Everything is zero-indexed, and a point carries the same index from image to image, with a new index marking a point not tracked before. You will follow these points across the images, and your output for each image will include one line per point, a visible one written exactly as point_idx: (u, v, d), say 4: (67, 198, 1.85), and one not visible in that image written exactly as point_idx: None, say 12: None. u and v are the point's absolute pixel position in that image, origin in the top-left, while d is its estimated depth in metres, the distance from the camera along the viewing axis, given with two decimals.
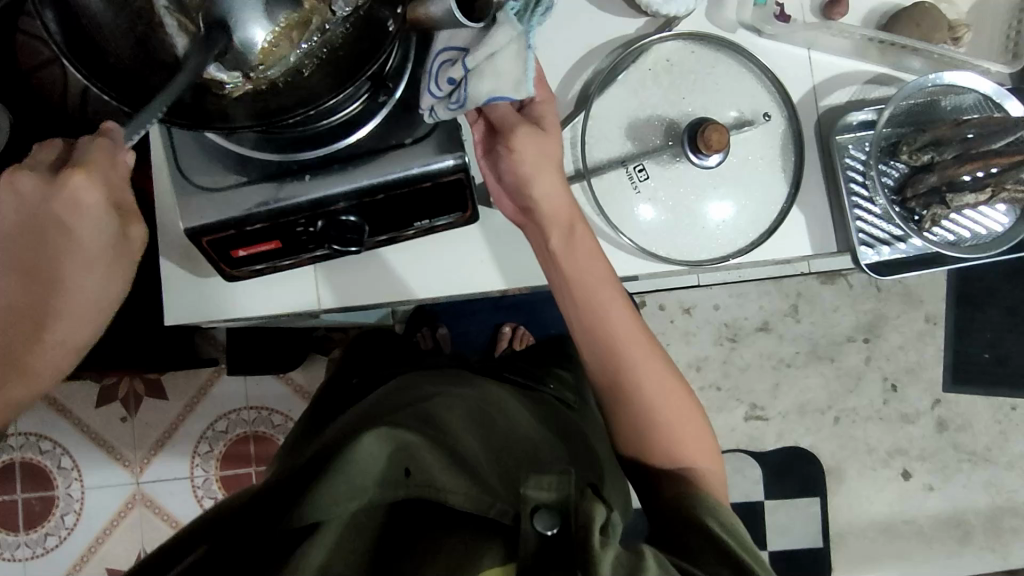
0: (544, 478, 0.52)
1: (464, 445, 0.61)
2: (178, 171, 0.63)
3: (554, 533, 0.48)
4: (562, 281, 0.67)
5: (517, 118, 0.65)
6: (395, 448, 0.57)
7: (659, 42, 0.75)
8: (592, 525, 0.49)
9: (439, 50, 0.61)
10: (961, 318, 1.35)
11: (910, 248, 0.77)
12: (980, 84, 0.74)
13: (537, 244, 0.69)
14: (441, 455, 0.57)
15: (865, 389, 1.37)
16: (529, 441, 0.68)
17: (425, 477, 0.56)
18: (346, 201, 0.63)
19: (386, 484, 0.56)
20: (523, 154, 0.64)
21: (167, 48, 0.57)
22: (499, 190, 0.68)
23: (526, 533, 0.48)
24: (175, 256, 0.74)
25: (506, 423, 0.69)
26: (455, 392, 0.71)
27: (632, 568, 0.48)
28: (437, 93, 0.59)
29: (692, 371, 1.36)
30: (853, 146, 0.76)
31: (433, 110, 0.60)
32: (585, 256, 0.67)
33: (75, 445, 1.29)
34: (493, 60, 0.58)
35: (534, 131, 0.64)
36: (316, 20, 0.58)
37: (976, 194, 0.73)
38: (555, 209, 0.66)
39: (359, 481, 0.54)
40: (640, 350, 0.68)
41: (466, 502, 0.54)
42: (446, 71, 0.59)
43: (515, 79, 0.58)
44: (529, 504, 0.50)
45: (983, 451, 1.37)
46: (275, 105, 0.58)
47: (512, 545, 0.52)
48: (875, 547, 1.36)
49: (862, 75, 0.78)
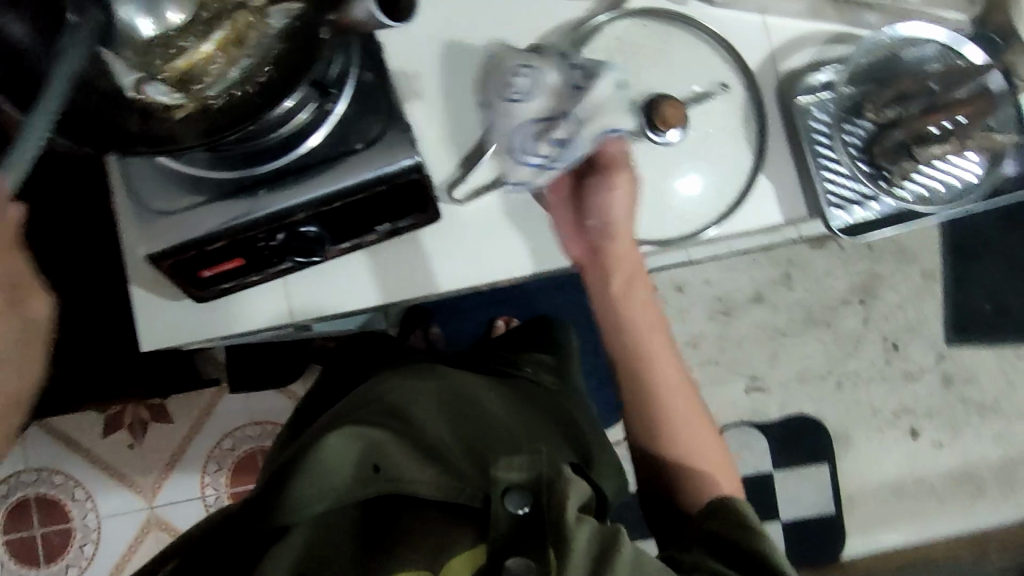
0: (514, 459, 0.51)
1: (427, 433, 0.61)
2: (134, 199, 0.64)
3: (526, 512, 0.48)
4: (618, 321, 0.76)
5: (622, 161, 0.71)
6: (364, 445, 0.57)
7: (609, 22, 0.75)
8: (566, 507, 0.49)
9: (523, 118, 0.69)
10: (957, 270, 1.34)
11: (882, 207, 0.76)
12: (935, 34, 0.72)
13: (596, 287, 0.76)
14: (410, 449, 0.57)
15: (865, 351, 1.36)
16: (505, 426, 0.67)
17: (394, 469, 0.55)
18: (303, 212, 0.63)
19: (356, 481, 0.55)
20: (614, 195, 0.71)
21: (101, 76, 0.54)
22: (574, 233, 0.75)
23: (499, 515, 0.48)
24: (145, 281, 0.73)
25: (480, 411, 0.69)
26: (423, 386, 0.70)
27: (602, 549, 0.49)
28: (541, 154, 0.69)
29: (689, 348, 1.35)
30: (817, 108, 0.74)
31: (535, 171, 0.70)
32: (641, 305, 0.76)
33: (86, 476, 1.30)
34: (595, 114, 0.68)
35: (632, 181, 0.71)
36: (252, 34, 0.55)
37: (941, 145, 0.73)
38: (619, 253, 0.74)
39: (327, 480, 0.54)
40: (662, 347, 0.76)
41: (432, 488, 0.54)
42: (546, 135, 0.68)
43: (619, 123, 0.69)
44: (499, 486, 0.49)
45: (992, 402, 1.36)
46: (222, 122, 0.56)
47: (480, 525, 0.52)
48: (888, 509, 1.35)
49: (820, 35, 0.76)
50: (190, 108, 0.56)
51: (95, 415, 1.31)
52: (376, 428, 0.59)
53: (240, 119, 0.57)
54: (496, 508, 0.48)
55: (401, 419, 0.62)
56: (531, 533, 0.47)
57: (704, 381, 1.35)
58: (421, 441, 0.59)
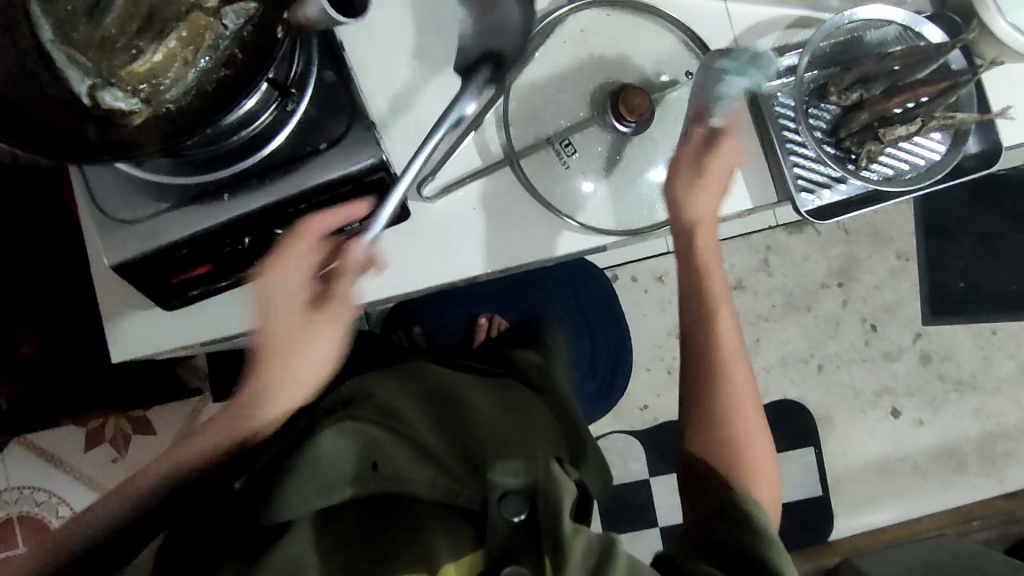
0: (510, 466, 0.53)
1: (419, 433, 0.60)
2: (94, 208, 0.63)
3: (522, 518, 0.48)
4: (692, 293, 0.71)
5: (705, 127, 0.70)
6: (361, 444, 0.57)
7: (572, 13, 0.74)
8: (563, 514, 0.48)
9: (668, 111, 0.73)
10: (932, 250, 1.36)
11: (850, 188, 0.76)
12: (894, 15, 0.73)
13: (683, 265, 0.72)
14: (407, 448, 0.57)
15: (845, 333, 1.37)
16: (496, 425, 0.65)
17: (393, 468, 0.55)
18: (270, 214, 0.62)
19: (354, 479, 0.55)
20: (687, 163, 0.70)
21: (59, 85, 0.56)
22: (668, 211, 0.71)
23: (495, 520, 0.48)
24: (112, 290, 0.72)
25: (469, 408, 0.67)
26: (408, 383, 0.69)
27: (603, 553, 0.47)
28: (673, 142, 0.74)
29: (672, 337, 1.36)
30: (782, 93, 0.75)
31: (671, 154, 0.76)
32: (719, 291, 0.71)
33: (69, 492, 1.28)
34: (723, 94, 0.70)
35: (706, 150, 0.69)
36: (209, 36, 0.56)
37: (906, 125, 0.72)
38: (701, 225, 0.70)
39: (326, 477, 0.54)
40: (733, 342, 0.70)
41: (428, 488, 0.54)
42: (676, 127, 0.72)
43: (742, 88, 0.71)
44: (497, 492, 0.50)
45: (970, 378, 1.37)
46: (177, 125, 0.55)
47: (479, 530, 0.53)
48: (872, 488, 1.36)
49: (783, 20, 0.76)
50: (147, 113, 0.56)
51: (75, 429, 1.28)
52: (372, 425, 0.58)
53: (193, 122, 0.55)
54: (492, 513, 0.49)
55: (392, 415, 0.61)
56: (525, 545, 0.47)
57: None
58: (417, 438, 0.59)
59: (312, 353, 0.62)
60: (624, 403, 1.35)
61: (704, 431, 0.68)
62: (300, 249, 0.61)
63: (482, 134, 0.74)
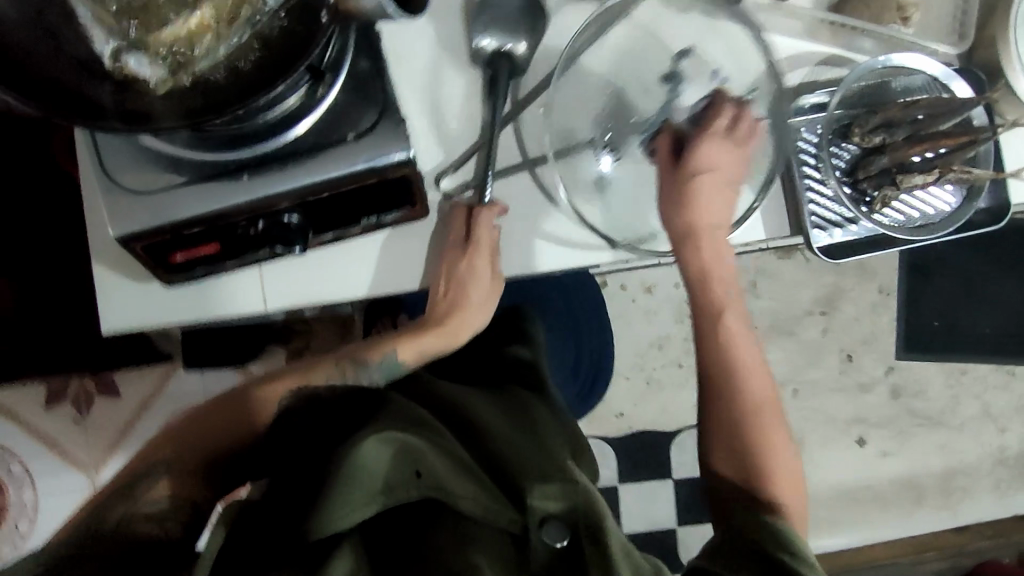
0: (550, 488, 0.52)
1: (453, 444, 0.55)
2: (102, 172, 0.60)
3: (564, 544, 0.48)
4: (709, 311, 0.72)
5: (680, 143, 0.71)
6: (397, 449, 0.50)
7: (620, 24, 0.74)
8: (602, 531, 0.48)
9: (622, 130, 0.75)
10: (913, 288, 1.39)
11: (861, 230, 0.76)
12: (929, 67, 0.74)
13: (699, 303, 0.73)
14: (447, 458, 0.52)
15: (822, 361, 1.40)
16: (521, 439, 0.61)
17: (438, 476, 0.49)
18: (289, 201, 0.60)
19: (393, 488, 0.49)
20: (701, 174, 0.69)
21: (83, 43, 0.54)
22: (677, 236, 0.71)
23: (536, 543, 0.48)
24: (110, 259, 0.69)
25: (493, 424, 0.62)
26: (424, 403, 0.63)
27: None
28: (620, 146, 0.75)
29: (655, 349, 1.37)
30: (806, 128, 0.75)
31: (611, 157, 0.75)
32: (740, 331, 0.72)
33: (26, 451, 1.24)
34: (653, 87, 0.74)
35: (727, 146, 0.69)
36: (247, 11, 0.53)
37: (923, 175, 0.73)
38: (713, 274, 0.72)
39: (368, 486, 0.48)
40: (753, 362, 0.71)
41: (475, 503, 0.49)
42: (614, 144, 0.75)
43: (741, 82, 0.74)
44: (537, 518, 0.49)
45: (937, 415, 1.41)
46: (205, 101, 0.53)
47: (521, 555, 0.48)
48: (834, 513, 1.40)
49: (814, 56, 0.77)
50: (170, 82, 0.53)
51: (36, 387, 1.23)
52: (407, 430, 0.52)
53: (220, 101, 0.53)
54: (533, 540, 0.48)
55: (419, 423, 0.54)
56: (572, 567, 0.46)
57: (667, 382, 1.37)
58: (452, 449, 0.53)
59: (477, 316, 0.75)
60: (602, 410, 1.36)
61: (724, 439, 0.69)
62: (489, 242, 0.70)
63: (508, 137, 0.74)
